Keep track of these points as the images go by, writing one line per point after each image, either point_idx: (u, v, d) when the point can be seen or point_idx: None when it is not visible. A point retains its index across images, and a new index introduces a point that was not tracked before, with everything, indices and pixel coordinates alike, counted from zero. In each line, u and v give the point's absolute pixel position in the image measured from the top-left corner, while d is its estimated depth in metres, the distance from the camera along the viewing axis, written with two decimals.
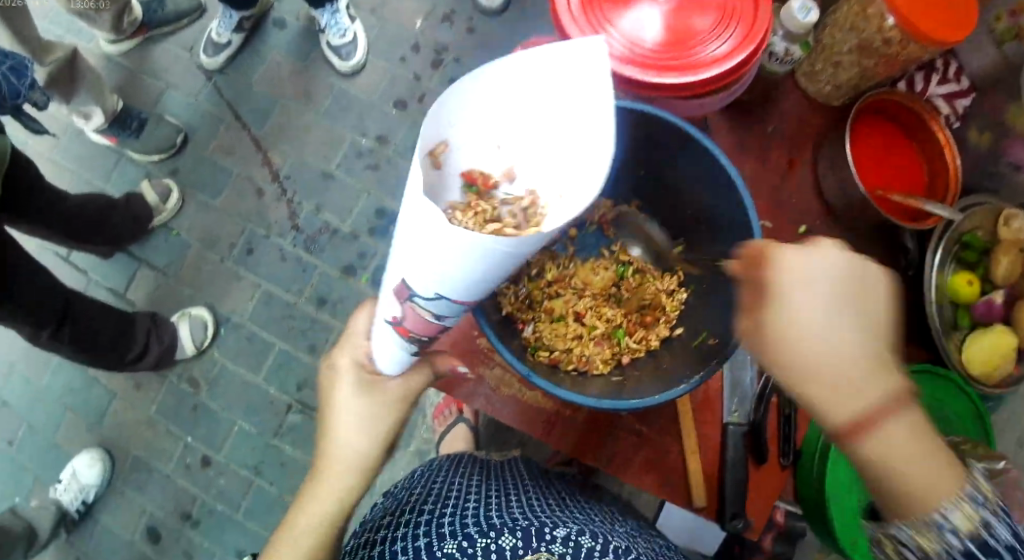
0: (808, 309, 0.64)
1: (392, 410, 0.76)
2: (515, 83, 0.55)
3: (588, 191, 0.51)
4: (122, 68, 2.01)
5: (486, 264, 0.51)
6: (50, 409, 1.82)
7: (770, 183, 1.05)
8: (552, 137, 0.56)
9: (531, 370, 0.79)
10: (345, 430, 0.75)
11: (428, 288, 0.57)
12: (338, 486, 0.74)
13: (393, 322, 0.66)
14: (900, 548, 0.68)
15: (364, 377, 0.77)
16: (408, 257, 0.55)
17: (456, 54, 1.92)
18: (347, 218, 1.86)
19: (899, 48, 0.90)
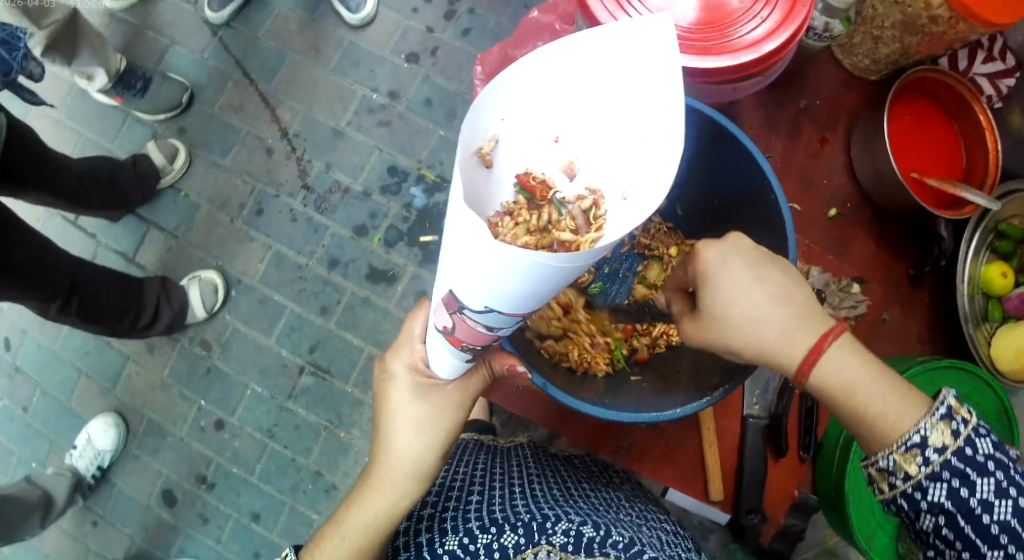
0: (735, 288, 0.71)
1: (449, 413, 0.76)
2: (571, 71, 0.51)
3: (652, 194, 0.47)
4: (125, 24, 1.96)
5: (536, 279, 0.50)
6: (66, 372, 1.84)
7: (799, 163, 1.00)
8: (615, 132, 0.53)
9: (547, 382, 0.79)
10: (403, 436, 0.75)
11: (477, 300, 0.55)
12: (394, 489, 0.75)
13: (444, 331, 0.64)
14: (889, 477, 0.69)
15: (420, 382, 0.77)
16: (458, 268, 0.53)
17: (470, 4, 1.84)
18: (358, 176, 1.82)
19: (947, 26, 0.83)
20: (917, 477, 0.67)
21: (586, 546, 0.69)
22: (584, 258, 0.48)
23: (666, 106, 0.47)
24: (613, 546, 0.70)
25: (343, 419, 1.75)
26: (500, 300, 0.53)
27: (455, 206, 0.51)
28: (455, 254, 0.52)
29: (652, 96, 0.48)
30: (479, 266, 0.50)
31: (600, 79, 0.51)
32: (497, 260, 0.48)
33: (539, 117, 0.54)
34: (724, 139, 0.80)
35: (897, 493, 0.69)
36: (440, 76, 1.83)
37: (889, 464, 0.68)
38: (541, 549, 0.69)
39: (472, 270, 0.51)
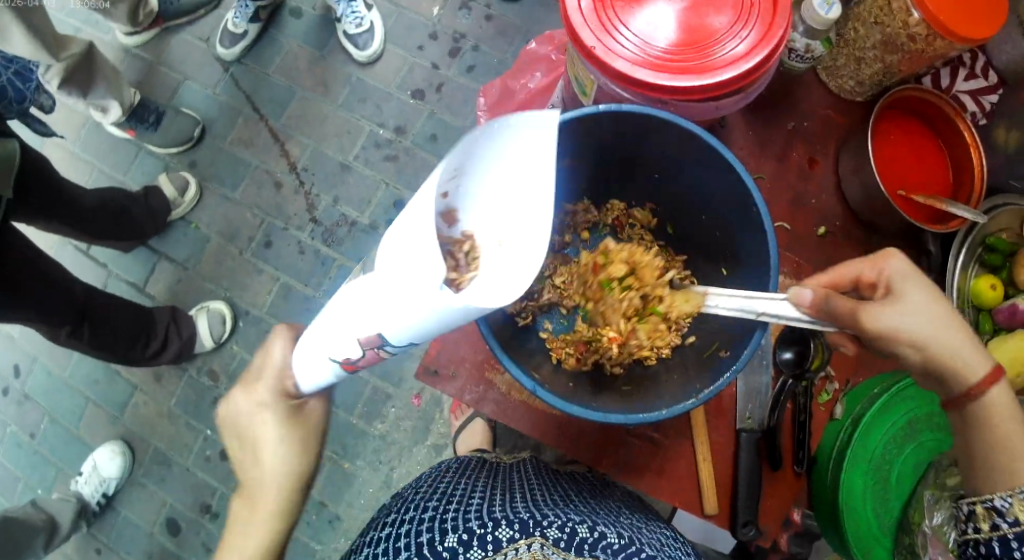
0: (919, 287, 0.79)
1: (312, 433, 0.86)
2: (514, 162, 0.62)
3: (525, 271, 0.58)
4: (140, 60, 2.04)
5: (457, 321, 0.60)
6: (74, 400, 1.86)
7: (790, 184, 1.03)
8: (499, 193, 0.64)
9: (537, 384, 0.79)
10: (269, 460, 0.84)
11: (398, 339, 0.63)
12: (270, 508, 0.84)
13: (344, 360, 0.71)
14: (993, 518, 0.75)
15: (288, 405, 0.85)
16: (381, 304, 0.61)
17: (474, 42, 1.91)
18: (365, 210, 1.86)
19: (924, 44, 0.87)
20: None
21: (579, 543, 0.71)
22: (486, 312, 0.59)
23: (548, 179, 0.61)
24: (603, 549, 0.71)
25: (348, 450, 1.76)
26: (402, 334, 0.62)
27: (398, 241, 0.58)
28: (384, 294, 0.60)
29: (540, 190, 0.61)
30: (407, 307, 0.59)
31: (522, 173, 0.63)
32: (427, 309, 0.57)
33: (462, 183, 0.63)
34: (709, 159, 0.82)
35: (995, 536, 0.74)
36: (445, 112, 1.89)
37: (1003, 506, 0.74)
38: (535, 540, 0.71)
39: (396, 310, 0.60)
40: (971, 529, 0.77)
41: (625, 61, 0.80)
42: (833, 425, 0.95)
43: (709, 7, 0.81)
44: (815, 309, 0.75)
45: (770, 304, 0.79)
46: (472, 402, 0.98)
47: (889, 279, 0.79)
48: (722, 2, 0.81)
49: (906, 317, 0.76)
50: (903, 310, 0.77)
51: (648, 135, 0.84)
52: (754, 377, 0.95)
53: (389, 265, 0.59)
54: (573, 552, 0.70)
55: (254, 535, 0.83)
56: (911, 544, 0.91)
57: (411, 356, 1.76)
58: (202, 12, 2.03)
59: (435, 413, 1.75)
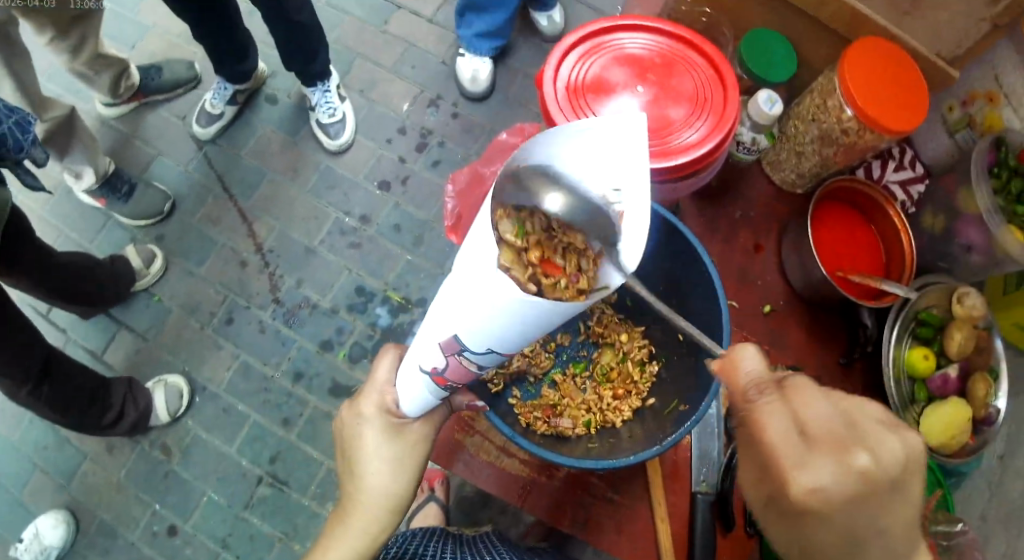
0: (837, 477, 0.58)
1: (417, 450, 0.81)
2: (575, 150, 0.63)
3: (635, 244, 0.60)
4: (117, 131, 2.10)
5: (523, 318, 0.59)
6: (16, 467, 1.76)
7: (737, 265, 1.13)
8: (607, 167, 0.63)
9: (515, 433, 0.84)
10: (374, 473, 0.79)
11: (478, 342, 0.63)
12: (366, 523, 0.78)
13: (432, 372, 0.71)
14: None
15: (390, 422, 0.80)
16: (456, 306, 0.62)
17: (440, 138, 2.05)
18: (328, 293, 1.90)
19: (856, 137, 0.99)
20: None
21: None
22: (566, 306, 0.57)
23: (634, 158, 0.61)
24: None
25: (300, 531, 1.70)
26: (479, 335, 0.62)
27: (471, 254, 0.60)
28: (459, 295, 0.61)
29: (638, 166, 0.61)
30: (481, 305, 0.59)
31: (602, 146, 0.63)
32: (495, 300, 0.57)
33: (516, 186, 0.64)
34: (673, 233, 0.92)
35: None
36: (410, 204, 1.98)
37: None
38: None
39: (468, 310, 0.61)
40: None
41: None
42: None
43: (667, 101, 0.92)
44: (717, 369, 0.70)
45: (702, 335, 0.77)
46: (444, 462, 0.99)
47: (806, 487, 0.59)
48: (680, 96, 0.92)
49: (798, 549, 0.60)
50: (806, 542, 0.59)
51: None
52: (706, 440, 0.99)
53: (466, 267, 0.60)
54: None
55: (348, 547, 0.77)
56: None
57: None
58: (181, 90, 2.12)
59: None
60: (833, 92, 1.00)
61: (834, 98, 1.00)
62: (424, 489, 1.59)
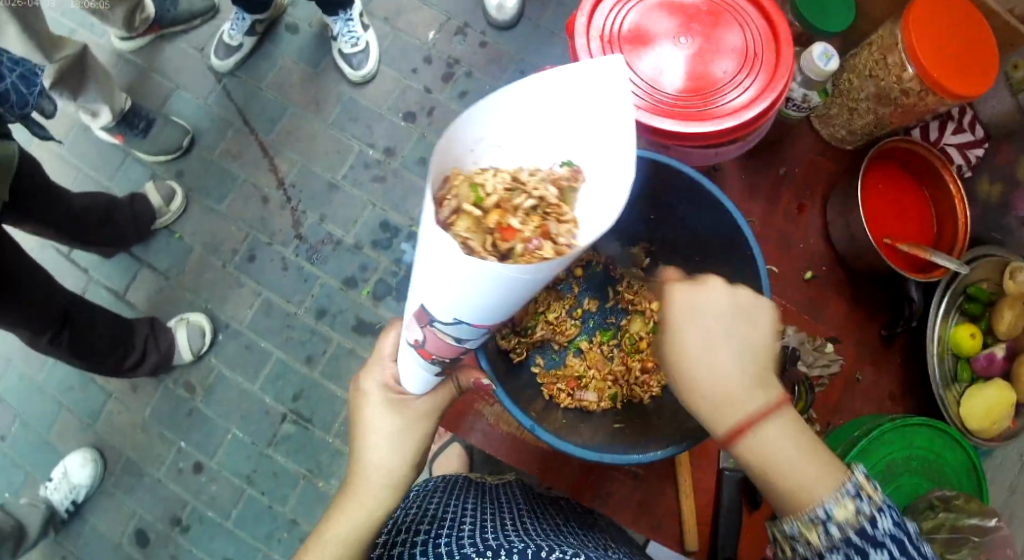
0: (686, 321, 0.71)
1: (421, 426, 0.79)
2: (521, 102, 0.56)
3: (609, 210, 0.54)
4: (133, 65, 2.03)
5: (500, 290, 0.54)
6: (45, 406, 1.81)
7: (783, 229, 1.05)
8: (568, 127, 0.58)
9: (535, 424, 0.81)
10: (376, 448, 0.77)
11: (448, 313, 0.59)
12: (369, 501, 0.76)
13: (416, 344, 0.68)
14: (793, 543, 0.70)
15: (391, 397, 0.79)
16: (428, 284, 0.57)
17: (467, 69, 1.95)
18: (351, 229, 1.87)
19: (917, 98, 0.90)
20: (817, 548, 0.67)
21: None
22: (545, 267, 0.51)
23: (605, 111, 0.55)
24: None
25: (323, 468, 1.74)
26: (453, 309, 0.57)
27: (424, 230, 0.54)
28: (427, 270, 0.56)
29: (609, 120, 0.55)
30: (451, 281, 0.54)
31: (549, 100, 0.57)
32: (463, 274, 0.52)
33: (462, 149, 0.57)
34: (708, 198, 0.83)
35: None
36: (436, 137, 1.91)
37: (827, 510, 0.66)
38: None
39: (442, 286, 0.55)
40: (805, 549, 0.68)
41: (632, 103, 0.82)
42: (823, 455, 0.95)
43: (713, 54, 0.84)
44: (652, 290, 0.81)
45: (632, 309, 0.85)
46: (462, 432, 0.98)
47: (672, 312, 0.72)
48: (728, 49, 0.84)
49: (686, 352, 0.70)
50: (701, 342, 0.70)
51: (650, 178, 0.87)
52: None
53: (424, 235, 0.55)
54: None
55: (347, 525, 0.75)
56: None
57: None
58: (197, 22, 2.04)
59: None
60: (894, 47, 0.90)
61: (894, 53, 0.90)
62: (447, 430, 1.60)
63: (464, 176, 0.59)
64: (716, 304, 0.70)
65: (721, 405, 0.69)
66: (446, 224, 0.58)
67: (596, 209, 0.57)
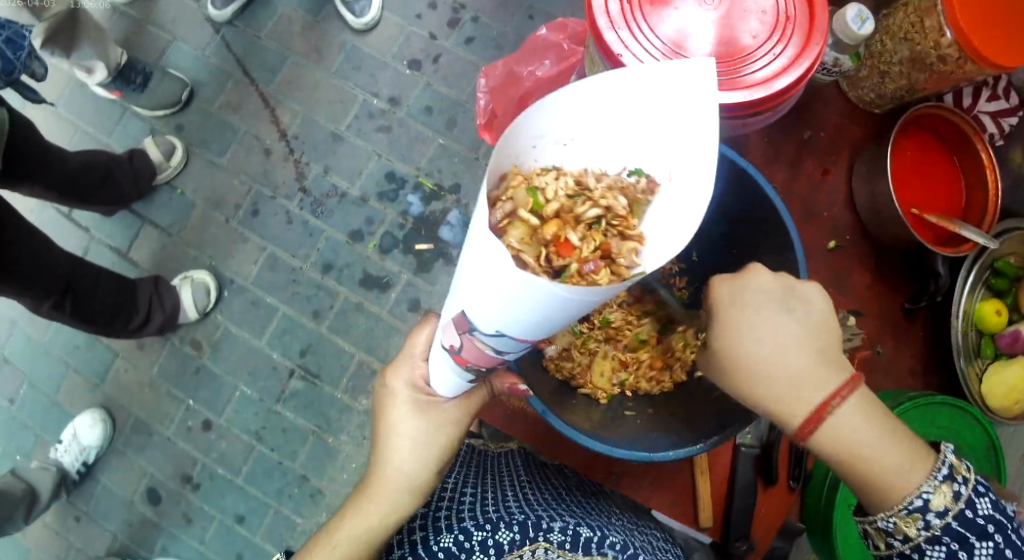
0: (740, 322, 0.71)
1: (445, 432, 0.78)
2: (582, 101, 0.53)
3: (683, 234, 0.49)
4: (127, 17, 1.95)
5: (549, 308, 0.49)
6: (53, 367, 1.83)
7: (803, 193, 1.00)
8: (642, 126, 0.53)
9: (547, 407, 0.78)
10: (400, 451, 0.77)
11: (490, 324, 0.54)
12: (388, 502, 0.77)
13: (451, 350, 0.64)
14: (887, 536, 0.71)
15: (420, 398, 0.77)
16: (472, 291, 0.52)
17: (473, 13, 1.86)
18: (356, 181, 1.82)
19: (954, 66, 0.84)
20: (917, 540, 0.68)
21: (582, 546, 0.74)
22: (605, 291, 0.47)
23: (687, 108, 0.50)
24: (609, 546, 0.75)
25: (332, 424, 1.75)
26: (498, 322, 0.53)
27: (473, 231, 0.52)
28: (473, 275, 0.51)
29: (693, 127, 0.50)
30: (496, 291, 0.49)
31: (619, 97, 0.52)
32: (514, 288, 0.48)
33: (525, 144, 0.55)
34: (731, 165, 0.80)
35: (894, 551, 0.71)
36: (441, 85, 1.84)
37: (926, 497, 0.67)
38: (539, 545, 0.74)
39: (485, 296, 0.51)
40: (900, 540, 0.69)
41: None
42: None
43: (741, 17, 0.77)
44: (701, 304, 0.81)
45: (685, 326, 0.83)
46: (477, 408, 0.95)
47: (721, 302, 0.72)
48: (755, 11, 0.78)
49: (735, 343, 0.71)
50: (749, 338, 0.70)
51: None
52: None
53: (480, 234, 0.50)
54: (579, 552, 0.74)
55: (354, 523, 0.76)
56: None
57: (399, 332, 1.76)
58: None
59: None
60: (931, 9, 0.84)
61: (932, 16, 0.84)
62: None
63: (523, 176, 0.56)
64: (762, 300, 0.71)
65: (790, 396, 0.68)
66: (499, 228, 0.55)
67: (672, 227, 0.52)
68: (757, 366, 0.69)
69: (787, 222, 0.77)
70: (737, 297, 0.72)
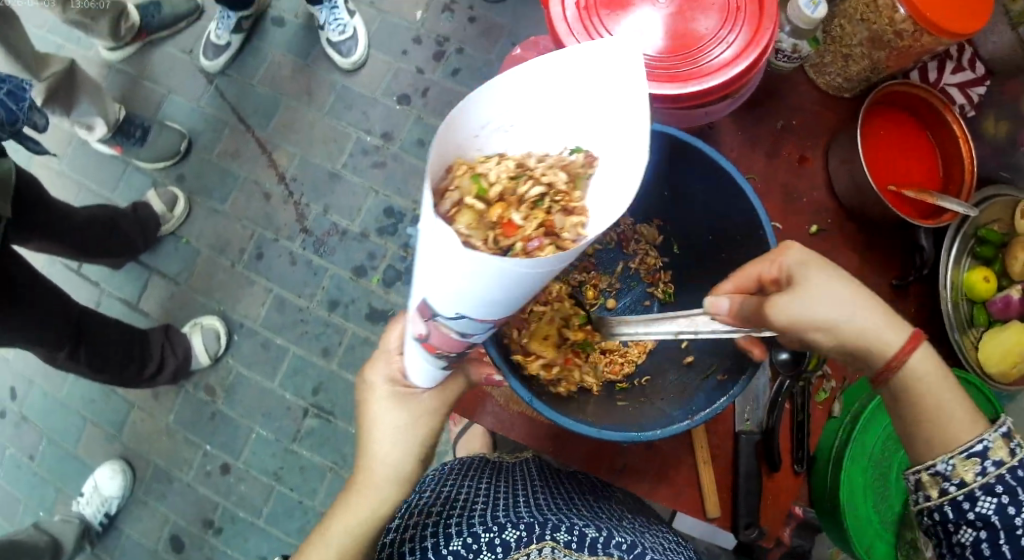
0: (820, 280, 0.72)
1: (423, 423, 0.79)
2: (517, 88, 0.54)
3: (620, 204, 0.52)
4: (123, 74, 2.02)
5: (503, 285, 0.51)
6: (71, 421, 1.85)
7: (782, 181, 1.02)
8: (579, 108, 0.56)
9: (535, 395, 0.79)
10: (380, 444, 0.78)
11: (449, 307, 0.56)
12: (376, 495, 0.77)
13: (420, 339, 0.66)
14: (940, 484, 0.74)
15: (397, 390, 0.79)
16: (428, 277, 0.55)
17: (458, 45, 1.91)
18: (355, 218, 1.86)
19: (911, 40, 0.87)
20: (972, 485, 0.72)
21: (589, 544, 0.72)
22: (550, 263, 0.49)
23: (620, 87, 0.52)
24: (615, 547, 0.73)
25: (349, 459, 1.75)
26: (461, 305, 0.55)
27: (423, 219, 0.53)
28: (427, 261, 0.54)
29: (622, 101, 0.52)
30: (451, 276, 0.52)
31: (555, 81, 0.54)
32: (466, 268, 0.50)
33: (467, 135, 0.56)
34: (704, 156, 0.81)
35: (946, 500, 0.73)
36: (432, 117, 1.89)
37: (985, 445, 0.71)
38: (545, 544, 0.71)
39: (442, 282, 0.53)
40: (952, 487, 0.73)
41: None
42: (831, 423, 0.98)
43: (696, 10, 0.80)
44: (731, 316, 0.75)
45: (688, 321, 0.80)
46: (473, 414, 0.98)
47: (787, 271, 0.73)
48: (709, 4, 0.80)
49: (817, 305, 0.70)
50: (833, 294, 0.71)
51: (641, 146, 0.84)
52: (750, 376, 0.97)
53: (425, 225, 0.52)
54: (585, 552, 0.71)
55: (345, 520, 0.77)
56: (913, 537, 0.97)
57: None
58: (183, 24, 2.02)
59: None
60: None
61: None
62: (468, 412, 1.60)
63: (467, 164, 0.58)
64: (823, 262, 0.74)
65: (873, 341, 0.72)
66: (448, 217, 0.58)
67: (609, 200, 0.55)
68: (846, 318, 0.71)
69: (758, 202, 0.79)
70: (807, 263, 0.73)
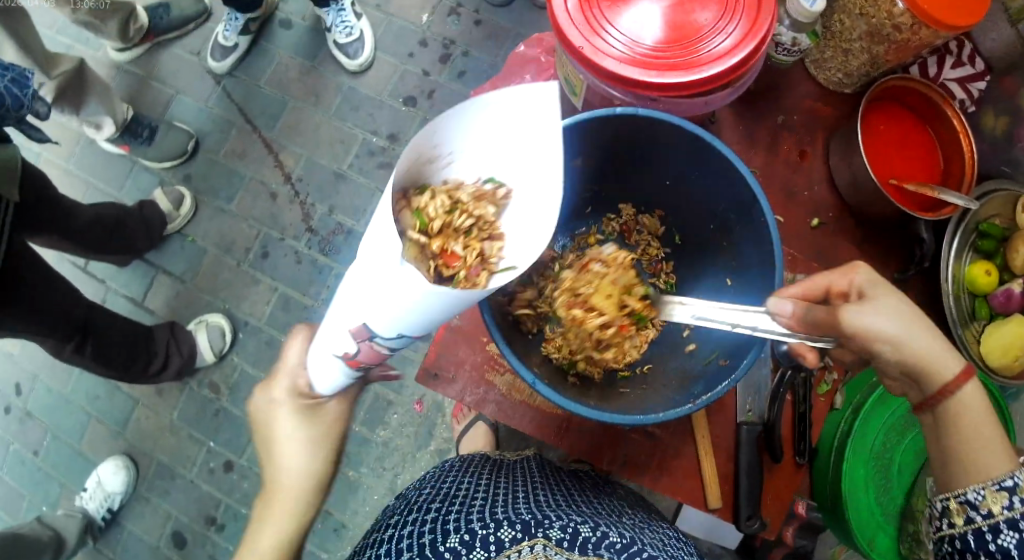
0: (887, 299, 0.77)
1: (330, 432, 0.85)
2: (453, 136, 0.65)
3: (540, 242, 0.66)
4: (132, 75, 2.04)
5: (438, 309, 0.61)
6: (76, 417, 1.87)
7: (782, 175, 1.02)
8: (502, 152, 0.68)
9: (535, 377, 0.79)
10: (290, 457, 0.83)
11: (387, 328, 0.64)
12: (291, 506, 0.83)
13: (343, 357, 0.72)
14: (967, 512, 0.77)
15: (302, 404, 0.84)
16: (368, 300, 0.62)
17: (464, 48, 1.93)
18: (361, 218, 1.87)
19: (909, 34, 0.87)
20: (998, 517, 0.74)
21: (580, 545, 0.73)
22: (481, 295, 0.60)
23: (538, 143, 0.65)
24: (606, 548, 0.74)
25: (351, 458, 1.75)
26: (395, 326, 0.63)
27: (369, 248, 0.61)
28: (369, 286, 0.61)
29: (539, 154, 0.66)
30: (391, 300, 0.60)
31: (485, 131, 0.66)
32: (408, 295, 0.58)
33: (410, 173, 0.67)
34: (705, 146, 0.82)
35: (970, 529, 0.77)
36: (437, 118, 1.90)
37: (1015, 481, 0.74)
38: (537, 542, 0.73)
39: (382, 305, 0.61)
40: (977, 515, 0.76)
41: (615, 60, 0.81)
42: (834, 414, 0.99)
43: (694, 3, 0.82)
44: (796, 319, 0.75)
45: (745, 316, 0.80)
46: (473, 404, 0.99)
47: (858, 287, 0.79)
48: None
49: (887, 317, 0.75)
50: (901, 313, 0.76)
51: (642, 137, 0.85)
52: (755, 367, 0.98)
53: (376, 254, 0.60)
54: (576, 552, 0.72)
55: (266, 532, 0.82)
56: (915, 528, 0.99)
57: (412, 362, 1.78)
58: (192, 26, 2.04)
59: (437, 419, 1.75)
60: None
61: None
62: (471, 411, 1.62)
63: (407, 201, 0.69)
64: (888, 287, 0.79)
65: (931, 366, 0.76)
66: None
67: (526, 232, 0.69)
68: (911, 337, 0.75)
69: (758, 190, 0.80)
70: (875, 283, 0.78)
